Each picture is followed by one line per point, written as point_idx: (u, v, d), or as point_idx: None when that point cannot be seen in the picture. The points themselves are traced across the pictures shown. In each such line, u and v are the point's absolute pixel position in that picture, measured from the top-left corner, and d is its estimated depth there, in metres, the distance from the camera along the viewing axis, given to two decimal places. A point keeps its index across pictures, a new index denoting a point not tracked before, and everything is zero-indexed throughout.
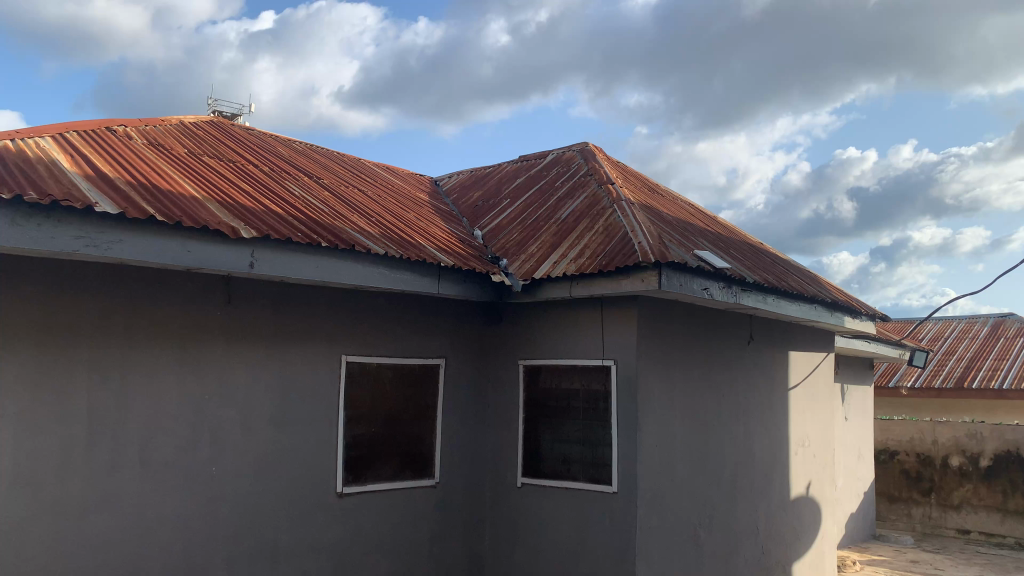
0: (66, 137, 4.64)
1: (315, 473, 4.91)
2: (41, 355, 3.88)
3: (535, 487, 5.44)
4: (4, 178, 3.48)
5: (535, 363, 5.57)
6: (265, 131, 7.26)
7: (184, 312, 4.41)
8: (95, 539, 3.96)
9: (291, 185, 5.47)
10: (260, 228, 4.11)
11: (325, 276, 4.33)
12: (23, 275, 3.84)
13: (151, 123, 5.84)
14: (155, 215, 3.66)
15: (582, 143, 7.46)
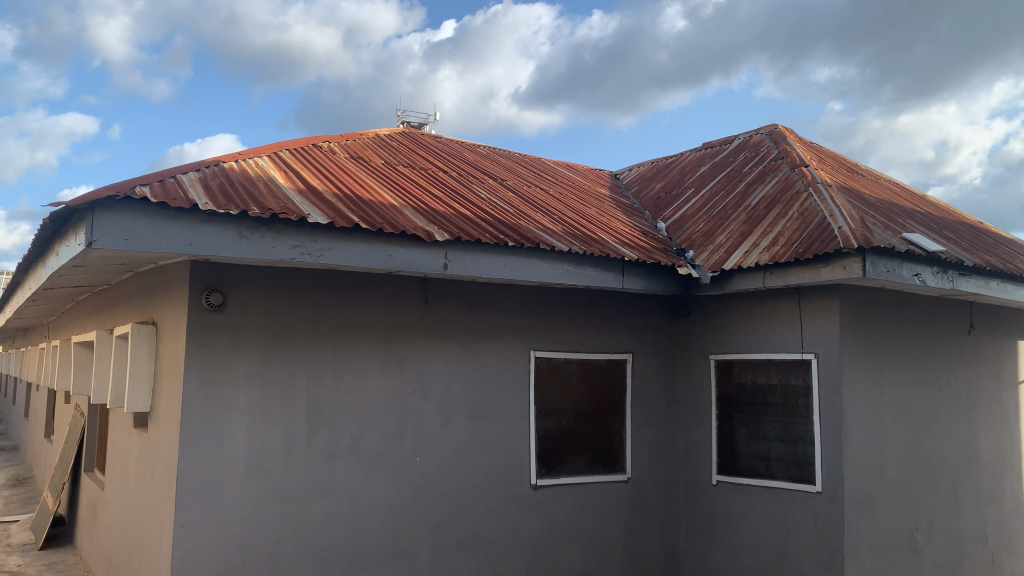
0: (281, 156, 5.09)
1: (511, 465, 5.06)
2: (267, 354, 4.28)
3: (730, 485, 5.28)
4: (232, 196, 3.87)
5: (726, 356, 5.40)
6: (452, 138, 7.58)
7: (386, 313, 4.70)
8: (317, 521, 4.31)
9: (479, 188, 5.67)
10: (452, 231, 4.29)
11: (515, 274, 4.45)
12: (249, 282, 4.25)
13: (351, 138, 6.28)
14: (359, 223, 3.93)
15: (771, 125, 7.13)
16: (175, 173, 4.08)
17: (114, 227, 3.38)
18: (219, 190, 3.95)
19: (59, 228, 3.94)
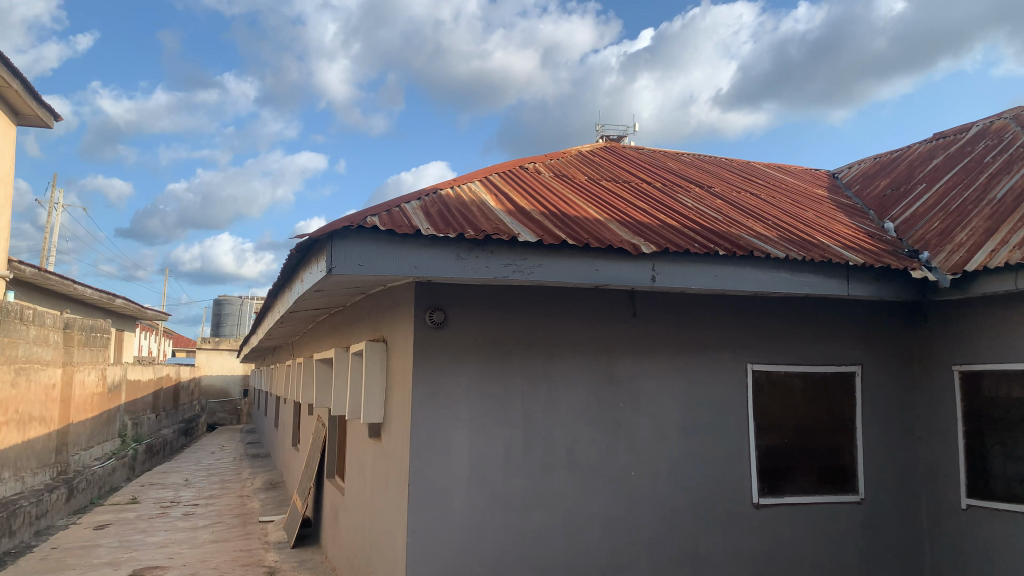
0: (490, 179, 5.32)
1: (730, 481, 4.89)
2: (485, 369, 4.47)
3: (983, 510, 4.74)
4: (449, 220, 4.09)
5: (972, 367, 4.88)
6: (654, 149, 7.52)
7: (597, 327, 4.74)
8: (537, 532, 4.41)
9: (684, 198, 5.57)
10: (660, 243, 4.24)
11: (726, 284, 4.31)
12: (467, 299, 4.46)
13: (555, 157, 6.42)
14: (567, 240, 4.00)
15: (1017, 108, 6.38)
16: (399, 202, 4.38)
17: (350, 254, 3.71)
18: (437, 215, 4.19)
19: (304, 258, 4.38)
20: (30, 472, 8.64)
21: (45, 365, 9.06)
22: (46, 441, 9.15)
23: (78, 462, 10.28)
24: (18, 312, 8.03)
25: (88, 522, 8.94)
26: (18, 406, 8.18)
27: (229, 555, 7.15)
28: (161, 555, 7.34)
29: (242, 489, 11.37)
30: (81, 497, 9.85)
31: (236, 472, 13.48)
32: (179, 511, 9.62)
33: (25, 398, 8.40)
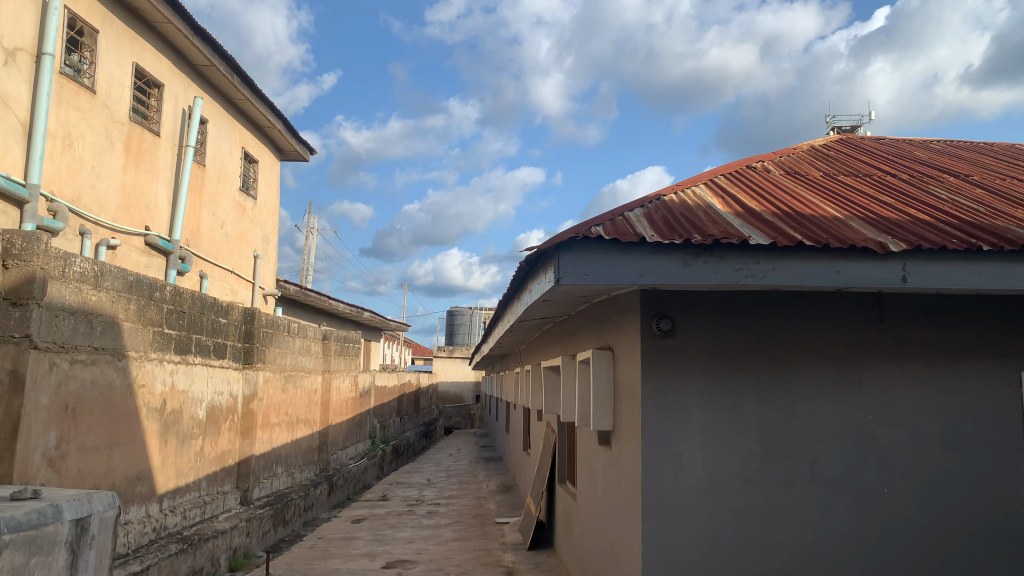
0: (716, 182, 5.18)
1: (1004, 504, 4.36)
2: (717, 377, 4.35)
3: None
4: (676, 227, 4.04)
5: None
6: (898, 138, 6.93)
7: (839, 333, 4.43)
8: (780, 549, 4.21)
9: (936, 189, 5.07)
10: (910, 240, 3.90)
11: (991, 283, 3.85)
12: (695, 305, 4.37)
13: (785, 154, 6.13)
14: (803, 241, 3.79)
15: None
16: (623, 211, 4.39)
17: (577, 265, 3.79)
18: (663, 222, 4.15)
19: (532, 269, 4.53)
20: (298, 469, 9.70)
21: (308, 372, 10.14)
22: (311, 441, 10.23)
23: (337, 461, 11.38)
24: (286, 326, 9.05)
25: (346, 516, 9.86)
26: (287, 409, 9.24)
27: (470, 553, 7.55)
28: (410, 549, 7.91)
29: (480, 490, 11.96)
30: (340, 493, 10.89)
31: (472, 473, 14.20)
32: (423, 509, 10.31)
33: (293, 402, 9.45)
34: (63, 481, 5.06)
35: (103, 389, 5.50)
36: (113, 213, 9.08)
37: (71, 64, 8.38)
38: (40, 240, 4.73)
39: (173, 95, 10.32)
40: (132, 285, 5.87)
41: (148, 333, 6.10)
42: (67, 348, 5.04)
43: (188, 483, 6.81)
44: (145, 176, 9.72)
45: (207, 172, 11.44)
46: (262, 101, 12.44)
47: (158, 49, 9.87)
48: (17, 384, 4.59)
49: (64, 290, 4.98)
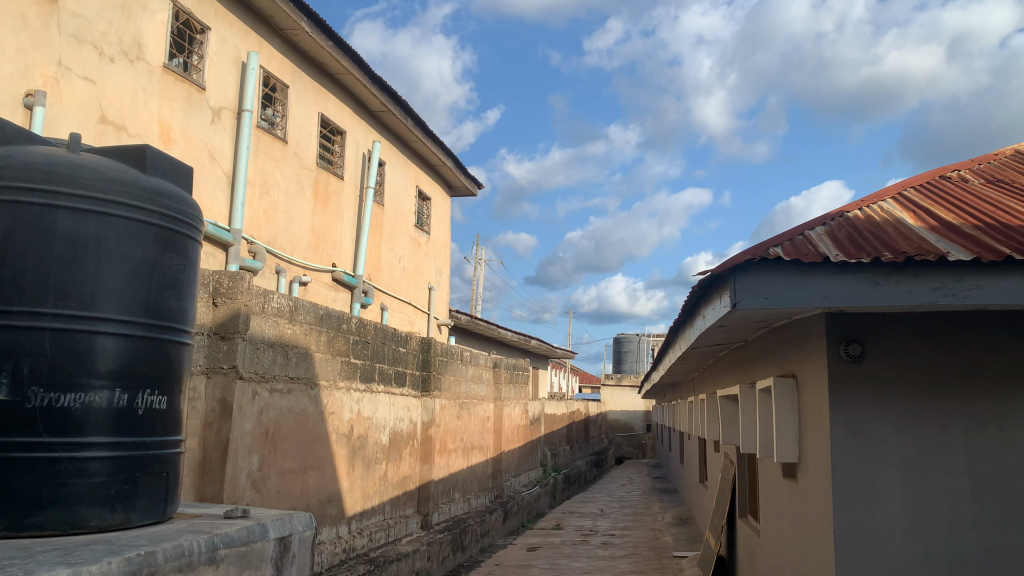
0: (906, 195, 4.83)
1: None
2: (916, 406, 4.00)
3: None
4: (862, 245, 3.79)
5: None
6: None
7: None
8: None
9: None
10: None
11: None
12: (888, 328, 4.06)
13: (985, 160, 5.61)
14: (1012, 255, 3.43)
15: None
16: (803, 230, 4.19)
17: (754, 289, 3.66)
18: (848, 240, 3.91)
19: (707, 294, 4.41)
20: (474, 494, 9.94)
21: (482, 400, 10.38)
22: (485, 467, 10.45)
23: (511, 488, 11.56)
24: (460, 354, 9.35)
25: (522, 544, 9.95)
26: (463, 436, 9.51)
27: None
28: None
29: (655, 522, 11.69)
30: (515, 520, 11.04)
31: (646, 504, 13.91)
32: (598, 539, 10.20)
33: (468, 429, 9.73)
34: (266, 501, 5.48)
35: (298, 415, 5.91)
36: (304, 252, 9.81)
37: (266, 118, 9.21)
38: (244, 279, 5.18)
39: (354, 140, 11.06)
40: (322, 318, 6.26)
41: (336, 362, 6.51)
42: (267, 378, 5.47)
43: (373, 506, 7.16)
44: (331, 217, 10.45)
45: (385, 210, 12.13)
46: (433, 141, 13.04)
47: (339, 98, 10.64)
48: (226, 411, 5.05)
49: (264, 324, 5.40)
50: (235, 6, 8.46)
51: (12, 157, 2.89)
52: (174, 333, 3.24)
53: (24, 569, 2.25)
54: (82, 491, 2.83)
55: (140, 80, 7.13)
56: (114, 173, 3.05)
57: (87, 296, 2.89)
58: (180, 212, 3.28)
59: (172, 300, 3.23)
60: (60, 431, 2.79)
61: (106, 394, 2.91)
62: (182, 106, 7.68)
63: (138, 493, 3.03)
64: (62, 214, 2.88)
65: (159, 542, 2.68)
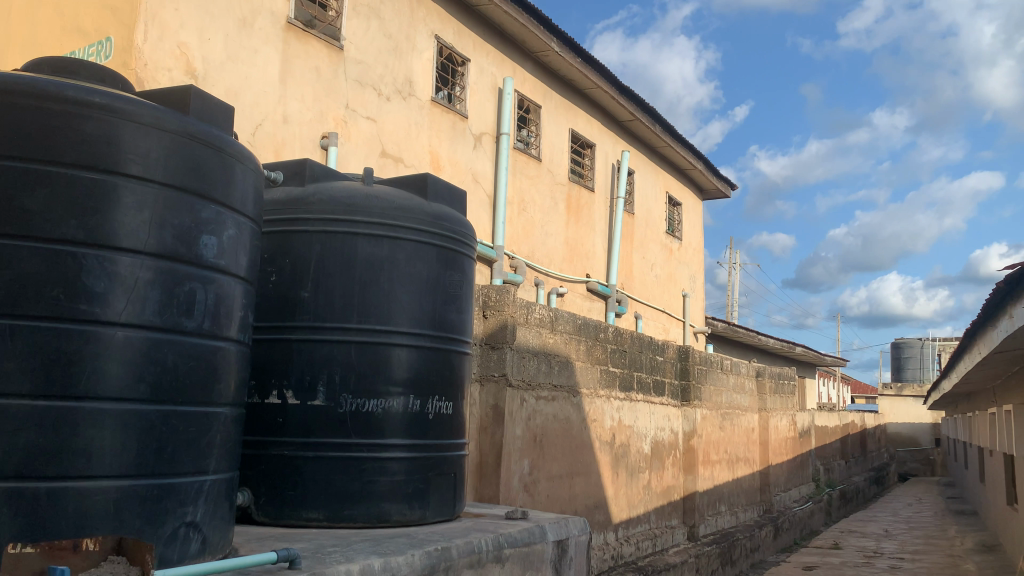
0: None
1: None
2: None
3: None
4: None
5: None
6: None
7: None
8: None
9: None
10: None
11: None
12: None
13: None
14: None
15: None
16: None
17: None
18: None
19: (1014, 290, 3.87)
20: (742, 508, 9.59)
21: (745, 410, 10.00)
22: (752, 480, 10.05)
23: (780, 503, 10.99)
24: (720, 363, 9.09)
25: (796, 562, 9.41)
26: (726, 447, 9.22)
27: None
28: None
29: (951, 547, 10.46)
30: (787, 537, 10.47)
31: (940, 527, 12.51)
32: (885, 563, 9.35)
33: (732, 440, 9.41)
34: (537, 504, 5.71)
35: (563, 422, 6.09)
36: (561, 264, 10.13)
37: (522, 138, 9.66)
38: (509, 291, 5.45)
39: (604, 151, 11.23)
40: (582, 328, 6.39)
41: (596, 371, 6.62)
42: (533, 386, 5.70)
43: (639, 515, 7.18)
44: (585, 228, 10.69)
45: (636, 219, 12.14)
46: (682, 146, 12.85)
47: (588, 112, 10.88)
48: (498, 417, 5.34)
49: (528, 334, 5.63)
50: (490, 36, 9.00)
51: (320, 193, 3.30)
52: (455, 344, 3.48)
53: (346, 556, 2.54)
54: (386, 488, 3.14)
55: (412, 114, 7.83)
56: (401, 201, 3.35)
57: (384, 312, 3.21)
58: (457, 232, 3.52)
59: (453, 314, 3.47)
60: (367, 433, 3.13)
61: (401, 400, 3.21)
62: (448, 135, 8.29)
63: (431, 491, 3.30)
64: (360, 240, 3.23)
65: (453, 538, 2.90)
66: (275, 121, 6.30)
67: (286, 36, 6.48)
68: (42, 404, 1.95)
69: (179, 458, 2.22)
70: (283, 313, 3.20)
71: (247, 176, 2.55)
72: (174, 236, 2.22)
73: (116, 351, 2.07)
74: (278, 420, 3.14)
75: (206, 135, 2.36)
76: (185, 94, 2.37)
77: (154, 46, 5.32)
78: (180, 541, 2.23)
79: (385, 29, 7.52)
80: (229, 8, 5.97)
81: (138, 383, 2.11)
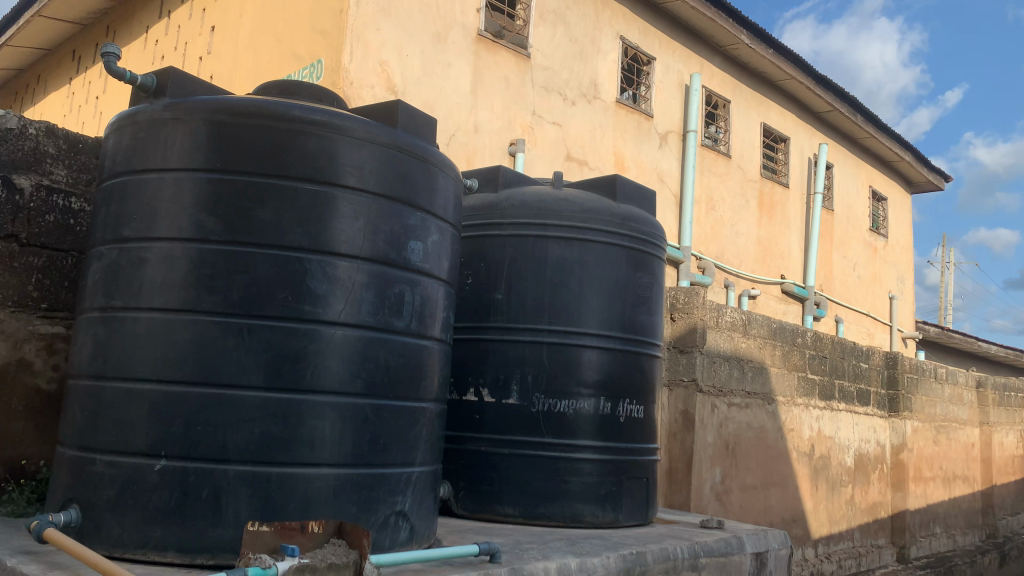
0: None
1: None
2: None
3: None
4: None
5: None
6: None
7: None
8: None
9: None
10: None
11: None
12: None
13: None
14: None
15: None
16: None
17: None
18: None
19: None
20: (960, 531, 8.74)
21: (963, 424, 9.10)
22: (971, 501, 9.14)
23: (1006, 528, 9.89)
24: (934, 371, 8.33)
25: None
26: (941, 463, 8.44)
27: None
28: None
29: None
30: (1015, 566, 9.41)
31: None
32: None
33: (948, 456, 8.60)
34: (730, 514, 5.52)
35: (757, 431, 5.85)
36: (752, 264, 9.74)
37: (709, 135, 9.39)
38: (699, 294, 5.31)
39: (798, 145, 10.67)
40: (777, 332, 6.09)
41: (793, 378, 6.28)
42: (724, 392, 5.51)
43: (841, 532, 6.75)
44: (778, 227, 10.21)
45: (835, 216, 11.41)
46: (887, 136, 11.92)
47: (781, 105, 10.38)
48: (689, 423, 5.21)
49: (719, 338, 5.46)
50: (676, 33, 8.84)
51: (513, 198, 3.39)
52: (647, 347, 3.43)
53: (543, 553, 2.58)
54: (578, 489, 3.16)
55: (598, 117, 7.84)
56: (591, 203, 3.36)
57: (574, 314, 3.23)
58: (648, 234, 3.48)
59: (645, 316, 3.42)
60: (559, 433, 3.17)
61: (592, 402, 3.21)
62: (633, 136, 8.22)
63: (624, 494, 3.27)
64: (552, 244, 3.28)
65: (647, 544, 2.87)
66: (467, 130, 6.55)
67: (477, 48, 6.72)
68: (274, 395, 2.15)
69: (390, 450, 2.36)
70: (478, 314, 3.32)
71: (448, 183, 2.67)
72: (385, 242, 2.36)
73: (336, 348, 2.23)
74: (474, 417, 3.26)
75: (413, 146, 2.49)
76: (393, 108, 2.52)
77: (358, 66, 5.70)
78: (391, 528, 2.36)
79: (570, 33, 7.60)
80: (425, 25, 6.28)
81: (354, 379, 2.27)
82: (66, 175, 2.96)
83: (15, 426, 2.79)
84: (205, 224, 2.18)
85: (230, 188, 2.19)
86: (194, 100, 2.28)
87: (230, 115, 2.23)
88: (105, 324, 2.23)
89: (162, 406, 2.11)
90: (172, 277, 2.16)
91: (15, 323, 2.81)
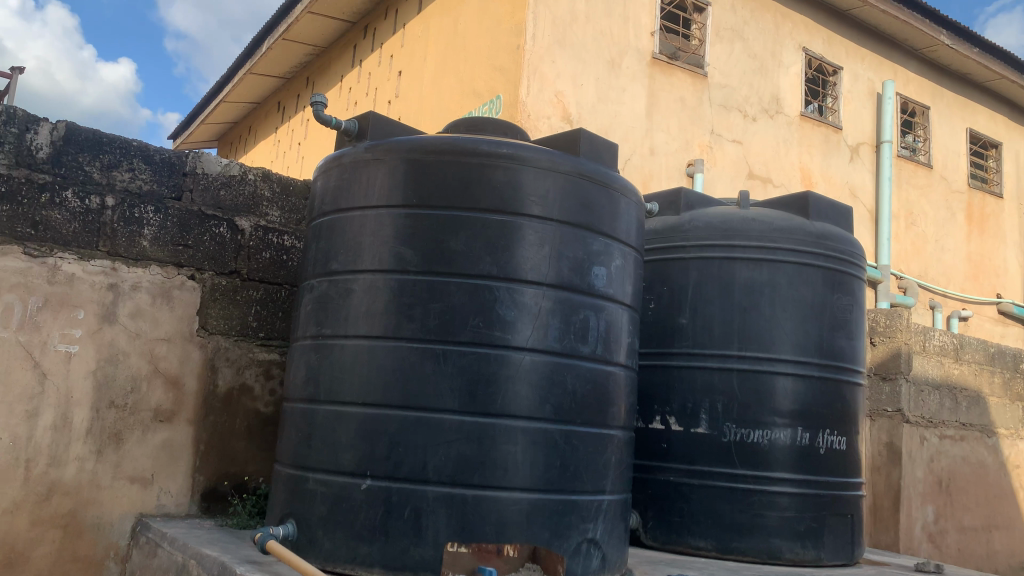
0: None
1: None
2: None
3: None
4: None
5: None
6: None
7: None
8: None
9: None
10: None
11: None
12: None
13: None
14: None
15: None
16: None
17: None
18: None
19: None
20: None
21: None
22: None
23: None
24: None
25: None
26: None
27: None
28: None
29: None
30: None
31: None
32: None
33: None
34: (947, 558, 5.02)
35: (976, 466, 5.30)
36: (961, 282, 8.89)
37: (907, 145, 8.73)
38: (902, 316, 4.92)
39: (1012, 150, 9.68)
40: (996, 356, 5.50)
41: (1017, 408, 5.64)
42: (936, 423, 5.03)
43: None
44: (991, 241, 9.27)
45: None
46: None
47: (990, 108, 9.48)
48: (895, 456, 4.81)
49: (927, 364, 5.01)
50: (865, 39, 8.34)
51: (696, 220, 3.32)
52: (848, 373, 3.21)
53: None
54: (776, 523, 2.98)
55: (781, 132, 7.53)
56: (782, 222, 3.21)
57: (766, 338, 3.09)
58: (846, 253, 3.26)
59: (844, 340, 3.20)
60: (753, 464, 3.03)
61: (789, 432, 3.04)
62: (821, 150, 7.81)
63: (828, 532, 3.05)
64: (739, 265, 3.16)
65: None
66: (643, 154, 6.51)
67: (652, 71, 6.68)
68: (468, 419, 2.21)
69: (580, 476, 2.35)
70: (664, 340, 3.26)
71: (631, 208, 2.65)
72: (570, 268, 2.38)
73: (525, 374, 2.26)
74: (662, 446, 3.20)
75: (595, 172, 2.50)
76: (575, 137, 2.55)
77: (535, 98, 5.83)
78: (583, 556, 2.35)
79: (749, 49, 7.38)
80: (600, 53, 6.34)
81: (543, 405, 2.29)
82: (280, 216, 3.25)
83: (238, 445, 3.06)
84: (404, 256, 2.30)
85: (425, 220, 2.30)
86: (392, 141, 2.43)
87: (424, 153, 2.35)
88: (316, 351, 2.41)
89: (367, 428, 2.24)
90: (374, 306, 2.30)
91: (238, 350, 3.09)
